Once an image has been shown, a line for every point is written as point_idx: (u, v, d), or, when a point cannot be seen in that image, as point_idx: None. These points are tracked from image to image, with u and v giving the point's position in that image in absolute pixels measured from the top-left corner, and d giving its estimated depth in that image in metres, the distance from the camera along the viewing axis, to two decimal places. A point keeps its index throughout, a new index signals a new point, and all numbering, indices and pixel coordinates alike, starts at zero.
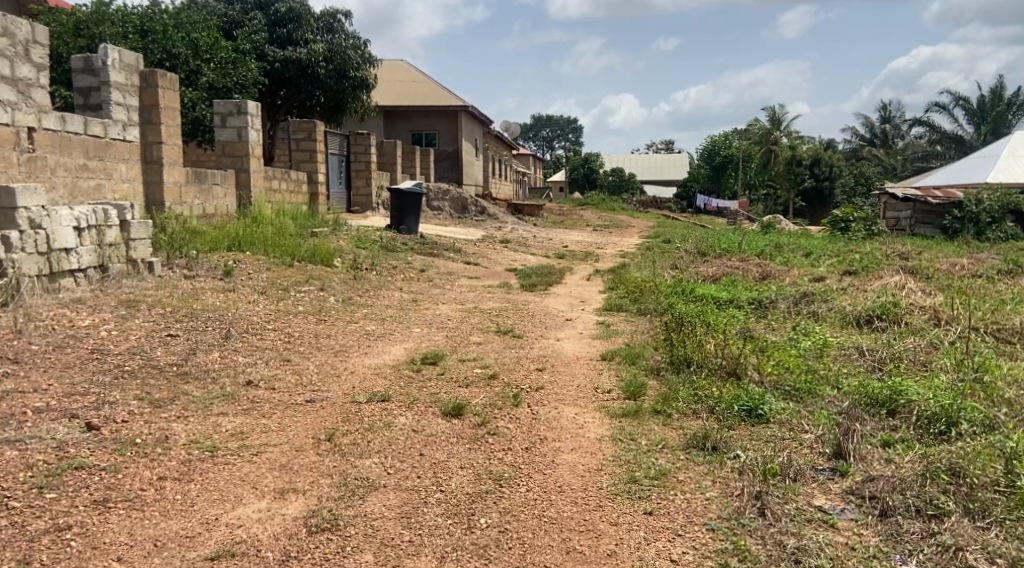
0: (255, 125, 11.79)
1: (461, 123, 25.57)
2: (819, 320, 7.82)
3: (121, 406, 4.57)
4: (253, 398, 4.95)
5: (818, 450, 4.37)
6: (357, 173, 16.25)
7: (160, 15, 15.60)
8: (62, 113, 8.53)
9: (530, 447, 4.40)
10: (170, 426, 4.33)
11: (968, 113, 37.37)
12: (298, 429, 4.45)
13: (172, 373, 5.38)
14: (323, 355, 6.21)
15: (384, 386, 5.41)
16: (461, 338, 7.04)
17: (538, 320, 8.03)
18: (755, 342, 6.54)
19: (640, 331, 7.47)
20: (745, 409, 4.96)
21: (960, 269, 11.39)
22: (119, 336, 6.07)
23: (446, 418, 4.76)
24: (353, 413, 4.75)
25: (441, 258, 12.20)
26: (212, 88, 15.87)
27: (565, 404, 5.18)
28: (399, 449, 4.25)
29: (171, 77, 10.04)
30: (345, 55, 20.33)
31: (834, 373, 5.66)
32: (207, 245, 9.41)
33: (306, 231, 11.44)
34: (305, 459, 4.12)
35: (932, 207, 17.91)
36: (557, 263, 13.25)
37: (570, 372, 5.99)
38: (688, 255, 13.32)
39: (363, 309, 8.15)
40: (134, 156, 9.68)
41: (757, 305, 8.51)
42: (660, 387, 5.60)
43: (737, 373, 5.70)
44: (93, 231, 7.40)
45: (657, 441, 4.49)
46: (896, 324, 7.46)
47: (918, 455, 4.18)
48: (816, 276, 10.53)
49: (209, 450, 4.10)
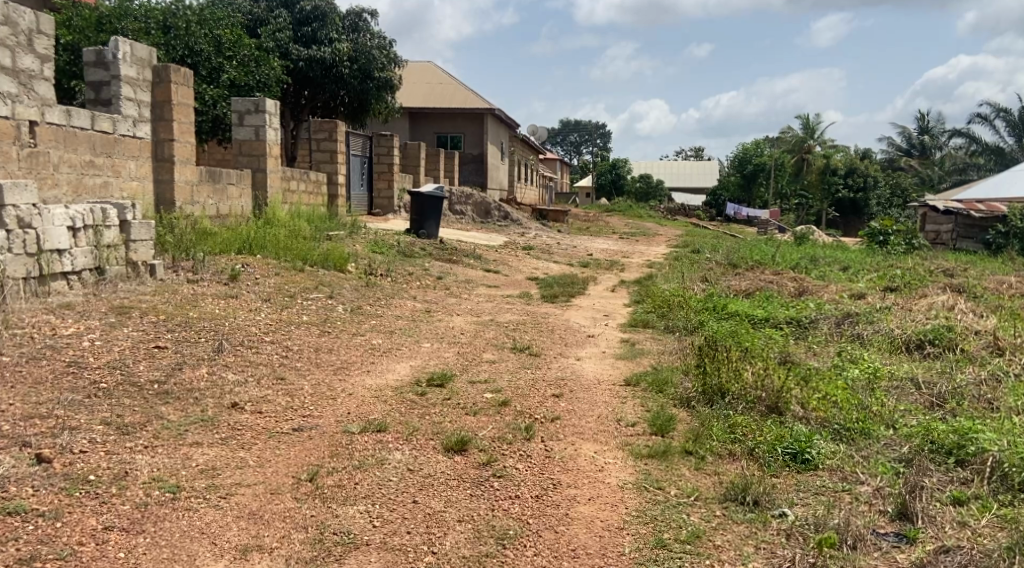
0: (273, 123, 11.33)
1: (487, 126, 25.10)
2: (864, 344, 7.15)
3: (83, 433, 4.05)
4: (236, 424, 4.42)
5: (878, 508, 3.88)
6: (380, 174, 15.79)
7: (184, 10, 15.21)
8: (67, 107, 8.09)
9: (541, 495, 3.84)
10: (133, 460, 3.81)
11: (1010, 126, 36.55)
12: (277, 466, 3.92)
13: (151, 392, 4.86)
14: (321, 374, 5.67)
15: (383, 413, 4.85)
16: (473, 355, 6.49)
17: (557, 336, 7.44)
18: (797, 370, 5.93)
19: (669, 352, 6.86)
20: (789, 452, 4.40)
21: (1007, 288, 10.70)
22: (103, 347, 5.56)
23: (448, 453, 4.22)
24: (343, 447, 4.20)
25: (461, 265, 11.68)
26: (233, 85, 15.45)
27: (583, 440, 4.61)
28: (391, 495, 3.71)
29: (185, 72, 9.57)
30: (370, 56, 19.88)
31: (889, 410, 5.06)
32: (216, 247, 8.96)
33: (321, 234, 10.94)
34: (279, 506, 3.58)
35: (975, 221, 17.08)
36: (581, 272, 12.67)
37: (591, 400, 5.40)
38: (718, 266, 12.70)
39: (371, 319, 7.62)
40: (144, 154, 9.22)
41: (796, 325, 7.86)
42: (690, 421, 5.02)
43: (778, 409, 5.10)
44: (89, 231, 6.92)
45: (688, 492, 3.94)
46: (951, 351, 6.83)
47: (1006, 538, 3.59)
48: (856, 293, 9.89)
49: (171, 490, 3.59)
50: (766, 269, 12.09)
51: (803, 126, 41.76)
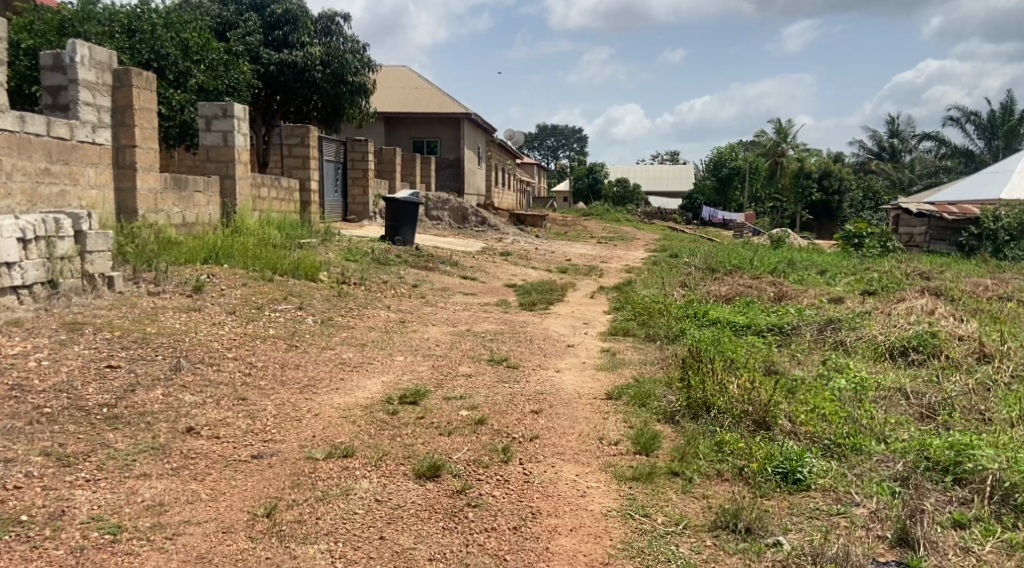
0: (242, 129, 10.98)
1: (462, 130, 24.82)
2: (848, 352, 6.93)
3: (18, 466, 3.72)
4: (190, 451, 4.10)
5: (878, 533, 3.65)
6: (354, 180, 15.45)
7: (149, 13, 14.77)
8: (21, 113, 7.69)
9: (518, 526, 3.59)
10: (71, 496, 3.53)
11: (979, 129, 36.61)
12: (232, 499, 3.64)
13: (100, 418, 4.53)
14: (287, 393, 5.34)
15: (351, 437, 4.54)
16: (448, 369, 6.20)
17: (535, 346, 7.17)
18: (783, 381, 5.68)
19: (651, 363, 6.60)
20: (780, 472, 4.15)
21: (985, 290, 10.58)
22: (50, 368, 5.21)
23: (419, 480, 3.93)
24: (306, 476, 3.91)
25: (436, 272, 11.38)
26: (202, 90, 15.06)
27: (563, 460, 4.34)
28: (355, 530, 3.46)
29: (148, 76, 9.21)
30: (343, 59, 19.51)
31: (880, 424, 4.81)
32: (181, 257, 8.62)
33: (292, 242, 10.59)
34: (230, 547, 3.32)
35: (948, 224, 17.00)
36: (559, 278, 12.41)
37: (571, 416, 5.13)
38: (696, 271, 12.49)
39: (342, 331, 7.31)
40: (104, 161, 8.85)
41: (778, 332, 7.63)
42: (676, 438, 4.75)
43: (766, 424, 4.84)
44: (41, 243, 6.53)
45: (676, 519, 3.69)
46: (936, 357, 6.63)
47: None
48: (836, 297, 9.73)
49: (112, 531, 3.33)
50: (744, 274, 11.90)
51: (777, 130, 41.86)
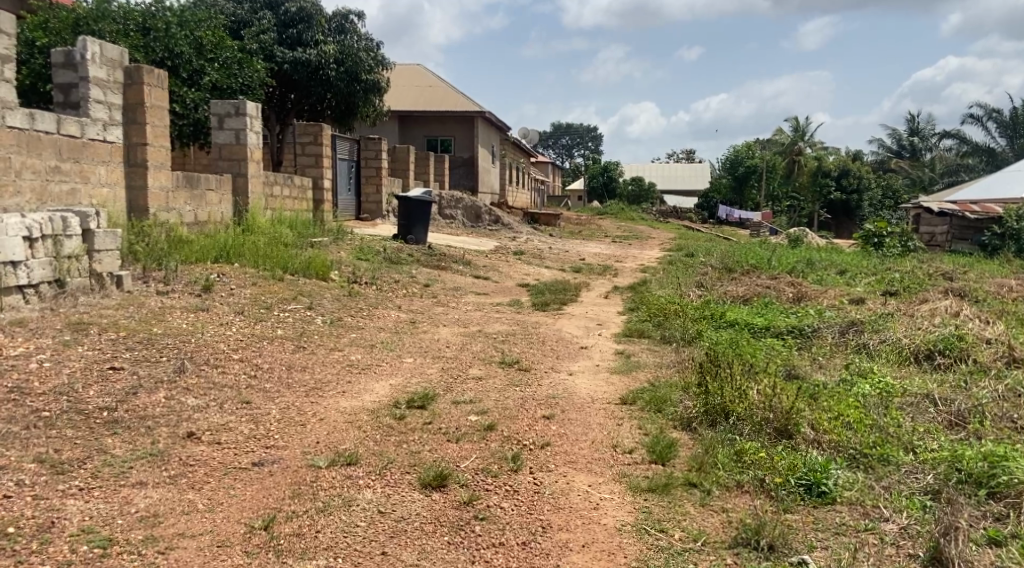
0: (254, 127, 10.85)
1: (477, 128, 24.68)
2: (872, 355, 6.71)
3: (9, 474, 3.60)
4: (189, 458, 3.96)
5: (908, 552, 3.46)
6: (367, 179, 15.31)
7: (163, 11, 14.67)
8: (31, 110, 7.57)
9: (528, 541, 3.44)
10: (63, 507, 3.40)
11: (1001, 126, 36.14)
12: (230, 511, 3.50)
13: (98, 422, 4.39)
14: (291, 397, 5.19)
15: (355, 443, 4.38)
16: (458, 372, 6.03)
17: (548, 348, 7.00)
18: (805, 386, 5.47)
19: (667, 366, 6.42)
20: (803, 484, 3.96)
21: (1010, 291, 10.34)
22: (51, 370, 5.07)
23: (425, 490, 3.77)
24: (307, 485, 3.76)
25: (449, 271, 11.23)
26: (215, 88, 14.97)
27: (576, 469, 4.17)
28: (357, 545, 3.32)
29: (159, 73, 9.08)
30: (357, 57, 19.37)
31: (908, 432, 4.61)
32: (191, 256, 8.51)
33: (304, 241, 10.47)
34: (225, 563, 3.20)
35: (970, 222, 16.75)
36: (573, 277, 12.23)
37: (584, 422, 4.96)
38: (714, 271, 12.28)
39: (351, 332, 7.17)
40: (115, 159, 8.74)
41: (798, 334, 7.42)
42: (693, 446, 4.57)
43: (788, 432, 4.64)
44: (47, 242, 6.41)
45: (693, 535, 3.52)
46: (964, 361, 6.41)
47: None
48: (857, 297, 9.51)
49: (102, 544, 3.21)
50: (763, 274, 11.68)
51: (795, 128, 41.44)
